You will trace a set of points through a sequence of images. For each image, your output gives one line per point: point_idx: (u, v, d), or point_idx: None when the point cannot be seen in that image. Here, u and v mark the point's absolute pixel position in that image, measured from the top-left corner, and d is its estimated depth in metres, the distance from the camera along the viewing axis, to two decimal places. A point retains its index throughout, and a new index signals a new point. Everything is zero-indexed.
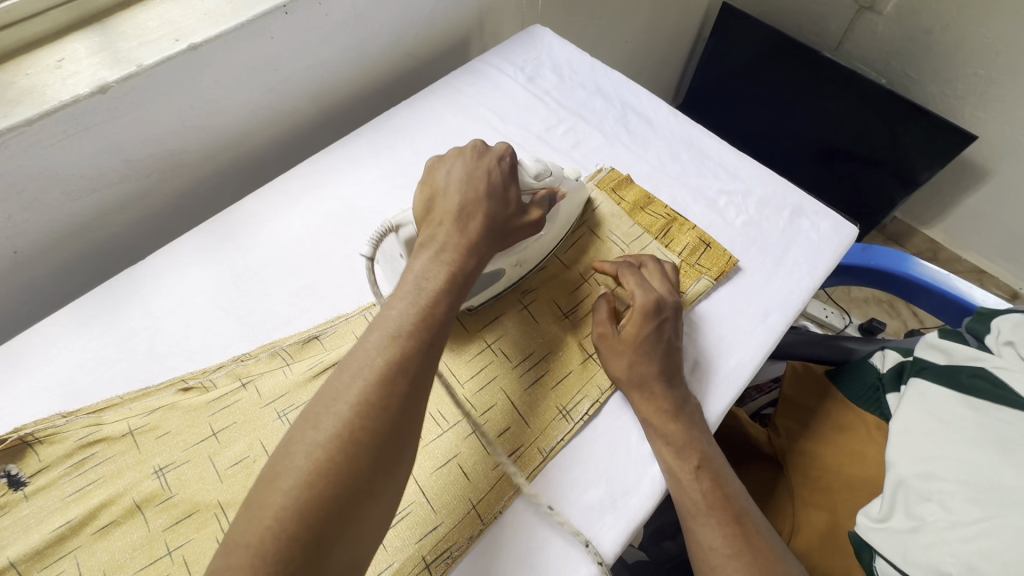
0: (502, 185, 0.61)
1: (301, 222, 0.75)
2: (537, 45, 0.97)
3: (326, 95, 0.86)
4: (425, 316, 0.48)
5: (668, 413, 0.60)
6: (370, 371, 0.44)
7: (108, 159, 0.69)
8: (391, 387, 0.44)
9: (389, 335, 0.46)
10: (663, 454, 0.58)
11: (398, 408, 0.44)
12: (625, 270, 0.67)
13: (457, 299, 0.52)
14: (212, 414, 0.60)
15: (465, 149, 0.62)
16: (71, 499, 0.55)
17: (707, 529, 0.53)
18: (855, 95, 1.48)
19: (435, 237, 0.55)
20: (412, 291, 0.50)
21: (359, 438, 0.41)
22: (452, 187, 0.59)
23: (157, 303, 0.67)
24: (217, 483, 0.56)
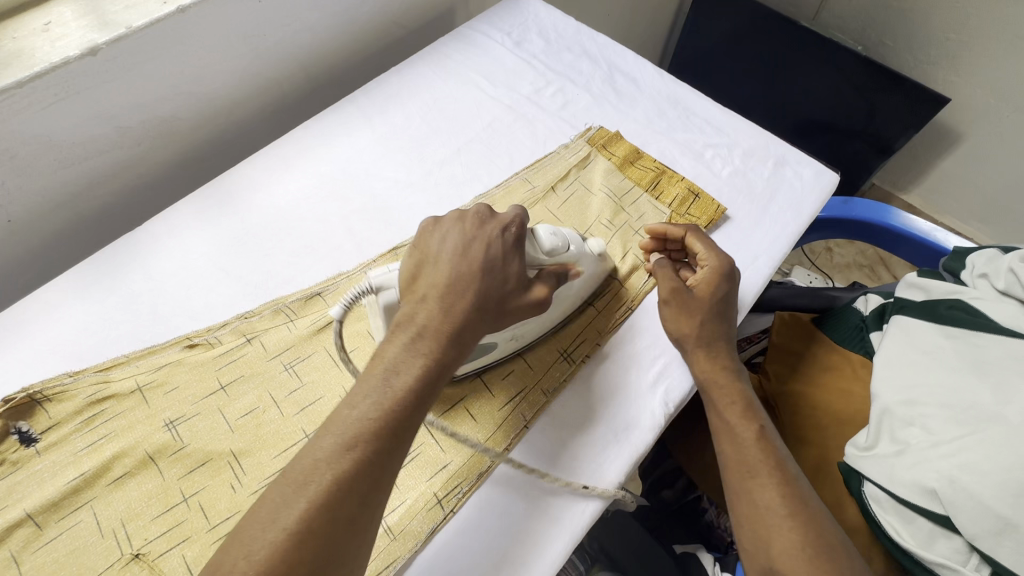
0: (502, 260, 0.54)
1: (296, 185, 0.76)
2: (522, 10, 0.98)
3: (314, 63, 0.87)
4: (388, 419, 0.44)
5: (729, 374, 0.61)
6: (315, 487, 0.41)
7: (100, 125, 0.68)
8: (339, 503, 0.41)
9: (342, 443, 0.43)
10: (725, 414, 0.58)
11: (348, 514, 0.41)
12: (697, 233, 0.68)
13: (427, 398, 0.47)
14: (219, 368, 0.61)
15: (466, 214, 0.55)
16: (83, 453, 0.55)
17: (766, 487, 0.52)
18: (832, 65, 1.51)
19: (413, 317, 0.50)
20: (379, 391, 0.45)
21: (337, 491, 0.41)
22: (443, 262, 0.52)
23: (157, 266, 0.68)
24: (228, 433, 0.58)
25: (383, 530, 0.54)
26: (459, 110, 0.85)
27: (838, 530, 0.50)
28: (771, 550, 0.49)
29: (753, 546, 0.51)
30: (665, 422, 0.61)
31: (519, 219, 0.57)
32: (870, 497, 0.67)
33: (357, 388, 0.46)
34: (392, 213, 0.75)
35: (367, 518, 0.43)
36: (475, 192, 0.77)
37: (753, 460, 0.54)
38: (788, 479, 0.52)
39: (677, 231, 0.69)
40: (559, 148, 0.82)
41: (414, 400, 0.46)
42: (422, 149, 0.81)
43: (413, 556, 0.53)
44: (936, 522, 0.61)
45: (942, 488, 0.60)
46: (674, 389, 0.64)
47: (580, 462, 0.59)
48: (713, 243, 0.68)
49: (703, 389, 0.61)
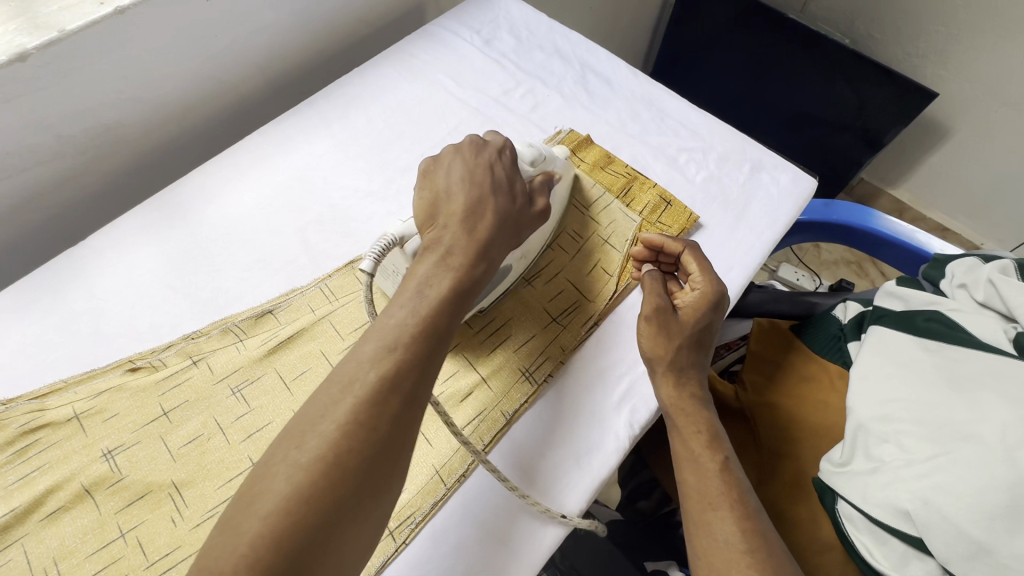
0: (506, 179, 0.57)
1: (251, 194, 0.72)
2: (492, 7, 0.94)
3: (273, 64, 0.83)
4: (425, 325, 0.45)
5: (696, 401, 0.60)
6: (361, 387, 0.40)
7: (37, 134, 0.64)
8: (389, 399, 0.41)
9: (384, 346, 0.43)
10: (690, 443, 0.57)
11: (398, 414, 0.41)
12: (695, 253, 0.64)
13: (460, 305, 0.49)
14: (162, 393, 0.58)
15: (462, 146, 0.58)
16: (14, 487, 0.52)
17: (725, 521, 0.51)
18: (821, 59, 1.48)
19: (440, 239, 0.51)
20: (414, 298, 0.46)
21: (365, 422, 0.39)
22: (453, 187, 0.55)
23: (101, 282, 0.64)
24: (170, 462, 0.55)
25: None
26: (424, 113, 0.81)
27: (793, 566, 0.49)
28: None
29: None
30: (628, 446, 0.59)
31: (508, 145, 0.61)
32: (844, 516, 0.65)
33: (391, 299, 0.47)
34: (351, 223, 0.71)
35: (413, 422, 0.42)
36: None
37: (714, 492, 0.53)
38: (748, 514, 0.51)
39: (675, 246, 0.66)
40: None
41: (446, 304, 0.47)
42: (385, 155, 0.77)
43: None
44: (909, 544, 0.59)
45: (916, 510, 0.58)
46: (639, 410, 0.62)
47: (538, 490, 0.57)
48: (708, 266, 0.64)
49: (669, 415, 0.60)
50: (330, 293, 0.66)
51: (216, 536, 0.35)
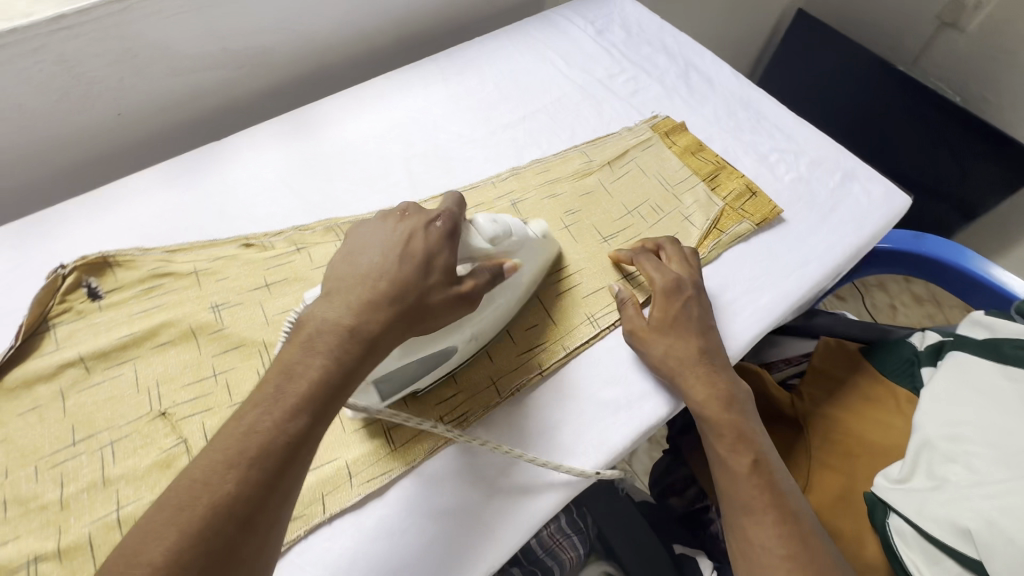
0: (425, 253, 0.48)
1: (368, 125, 0.80)
2: (609, 4, 1.01)
3: (406, 24, 0.93)
4: (273, 438, 0.38)
5: (721, 402, 0.58)
6: (186, 517, 0.35)
7: (212, 44, 0.76)
8: (215, 531, 0.35)
9: (223, 462, 0.37)
10: (716, 446, 0.58)
11: (227, 544, 0.35)
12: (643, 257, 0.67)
13: (328, 408, 0.41)
14: (268, 268, 0.65)
15: (389, 211, 0.51)
16: (137, 316, 0.60)
17: (763, 528, 0.52)
18: (922, 127, 1.49)
19: (314, 317, 0.43)
20: (266, 401, 0.39)
21: (184, 557, 0.34)
22: (360, 254, 0.47)
23: (233, 172, 0.74)
24: (264, 325, 0.61)
25: (387, 441, 0.56)
26: (532, 83, 0.88)
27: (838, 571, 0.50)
28: None
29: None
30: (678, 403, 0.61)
31: (455, 211, 0.52)
32: (895, 530, 0.62)
33: (250, 394, 0.40)
34: (451, 163, 0.78)
35: (253, 549, 0.37)
36: (532, 156, 0.79)
37: (746, 498, 0.54)
38: (784, 520, 0.52)
39: (626, 257, 0.68)
40: (622, 130, 0.82)
41: (308, 410, 0.39)
42: (490, 112, 0.84)
43: (412, 467, 0.55)
44: (965, 566, 0.56)
45: (978, 529, 0.55)
46: None
47: (583, 423, 0.59)
48: (666, 264, 0.66)
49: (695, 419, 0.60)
50: None
51: None
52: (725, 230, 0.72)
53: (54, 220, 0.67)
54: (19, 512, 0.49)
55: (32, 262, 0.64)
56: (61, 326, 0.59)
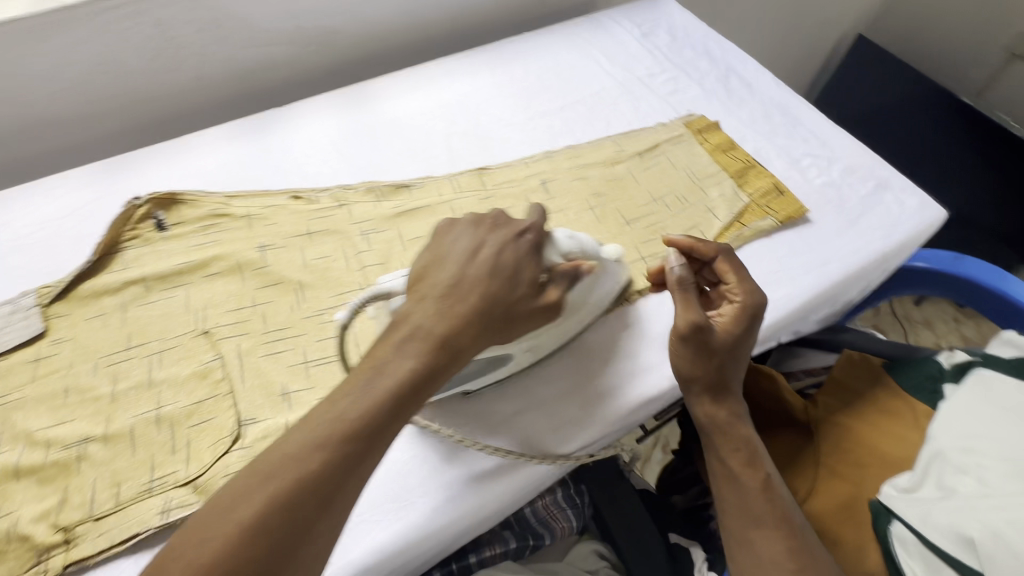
0: (515, 266, 0.51)
1: (417, 103, 0.86)
2: (658, 10, 1.04)
3: (463, 17, 0.99)
4: (360, 427, 0.41)
5: (734, 419, 0.61)
6: (274, 485, 0.39)
7: (286, 21, 0.84)
8: (298, 502, 0.39)
9: (313, 440, 0.40)
10: (728, 459, 0.59)
11: (306, 515, 0.39)
12: (730, 259, 0.62)
13: (412, 403, 0.44)
14: (312, 219, 0.71)
15: (481, 219, 0.54)
16: (194, 249, 0.67)
17: (772, 541, 0.54)
18: (989, 166, 1.43)
19: (409, 316, 0.47)
20: (358, 391, 0.43)
21: (268, 523, 0.37)
22: (452, 262, 0.50)
23: (291, 135, 0.81)
24: (301, 267, 0.67)
25: None
26: (574, 77, 0.92)
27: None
28: None
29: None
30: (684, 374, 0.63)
31: (540, 224, 0.55)
32: (896, 536, 0.60)
33: (341, 384, 0.44)
34: (489, 143, 0.82)
35: (328, 525, 0.40)
36: (566, 142, 0.83)
37: (757, 516, 0.56)
38: (794, 538, 0.55)
39: (707, 250, 0.63)
40: (656, 125, 0.85)
41: (394, 403, 0.43)
42: (531, 100, 0.88)
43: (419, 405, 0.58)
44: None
45: (982, 539, 0.54)
46: None
47: (588, 391, 0.62)
48: (743, 275, 0.62)
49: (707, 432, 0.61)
50: (457, 186, 0.76)
51: None
52: (747, 224, 0.73)
53: (135, 161, 0.76)
54: (77, 399, 0.56)
55: (112, 195, 0.72)
56: (130, 250, 0.67)
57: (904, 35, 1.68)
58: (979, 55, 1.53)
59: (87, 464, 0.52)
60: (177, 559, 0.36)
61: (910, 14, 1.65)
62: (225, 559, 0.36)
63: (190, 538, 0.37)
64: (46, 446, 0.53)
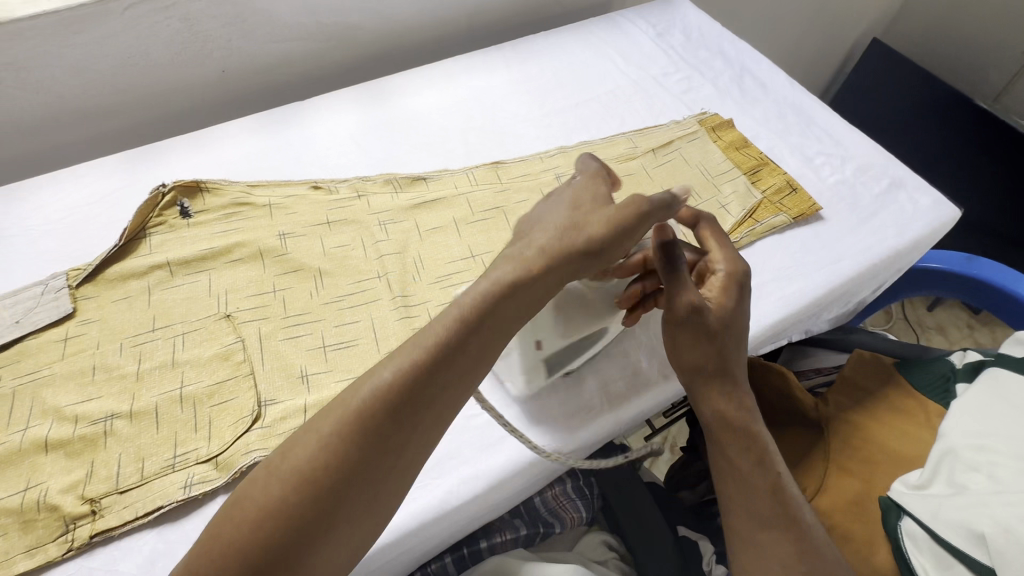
0: (599, 200, 0.55)
1: (435, 99, 0.88)
2: (672, 10, 1.05)
3: (480, 15, 1.01)
4: (439, 341, 0.44)
5: (744, 413, 0.58)
6: (355, 402, 0.42)
7: (308, 16, 0.86)
8: (372, 419, 0.41)
9: (393, 361, 0.43)
10: (736, 456, 0.57)
11: (379, 428, 0.41)
12: (713, 228, 0.61)
13: (493, 319, 0.47)
14: (331, 209, 0.73)
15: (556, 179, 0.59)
16: (217, 235, 0.69)
17: (778, 545, 0.53)
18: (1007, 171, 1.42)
19: (509, 251, 0.51)
20: (451, 311, 0.46)
21: (347, 441, 0.40)
22: (539, 210, 0.54)
23: (311, 128, 0.83)
24: (321, 255, 0.68)
25: None
26: (589, 75, 0.93)
27: None
28: None
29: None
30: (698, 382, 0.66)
31: (609, 171, 0.58)
32: (906, 532, 0.60)
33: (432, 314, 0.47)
34: (504, 137, 0.84)
35: (404, 440, 0.42)
36: (580, 139, 0.84)
37: (765, 517, 0.54)
38: (803, 542, 0.53)
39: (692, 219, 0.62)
40: (670, 122, 0.86)
41: (475, 318, 0.45)
42: (546, 97, 0.90)
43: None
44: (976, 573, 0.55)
45: (993, 535, 0.54)
46: None
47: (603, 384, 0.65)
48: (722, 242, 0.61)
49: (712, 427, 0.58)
50: (473, 179, 0.78)
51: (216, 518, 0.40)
52: (760, 220, 0.74)
53: (161, 150, 0.78)
54: (104, 377, 0.58)
55: (138, 183, 0.74)
56: (155, 235, 0.69)
57: (919, 40, 1.68)
58: (996, 59, 1.52)
59: (113, 439, 0.54)
60: (269, 475, 0.39)
61: (926, 18, 1.64)
62: (301, 480, 0.39)
63: (275, 458, 0.41)
64: (74, 421, 0.55)
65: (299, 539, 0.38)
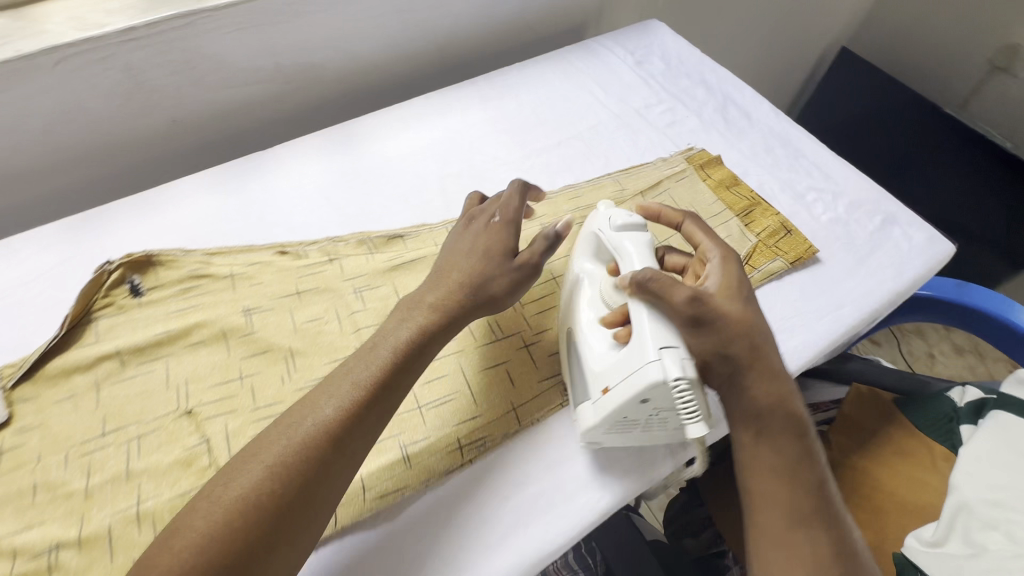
0: (488, 249, 0.57)
1: (407, 143, 0.82)
2: (650, 35, 1.02)
3: (450, 46, 0.96)
4: (369, 387, 0.48)
5: (790, 405, 0.52)
6: (305, 431, 0.45)
7: (263, 58, 0.80)
8: (317, 450, 0.45)
9: (334, 398, 0.47)
10: (783, 445, 0.50)
11: (325, 461, 0.45)
12: (693, 221, 0.61)
13: (410, 368, 0.51)
14: (301, 276, 0.67)
15: (469, 219, 0.61)
16: (173, 315, 0.62)
17: (817, 550, 0.47)
18: (976, 175, 1.43)
19: (416, 299, 0.55)
20: (371, 354, 0.50)
21: (294, 465, 0.44)
22: (447, 255, 0.58)
23: (274, 182, 0.76)
24: (292, 332, 0.63)
25: (403, 457, 0.55)
26: (569, 110, 0.89)
27: None
28: None
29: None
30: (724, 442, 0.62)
31: (510, 208, 0.60)
32: None
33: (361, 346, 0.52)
34: (484, 184, 0.79)
35: (340, 466, 0.46)
36: (564, 182, 0.80)
37: (806, 516, 0.48)
38: (843, 550, 0.47)
39: (672, 216, 0.63)
40: (656, 160, 0.83)
41: (398, 362, 0.50)
42: (526, 136, 0.85)
43: (446, 474, 0.55)
44: None
45: None
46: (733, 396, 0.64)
47: (605, 457, 0.58)
48: (712, 236, 0.60)
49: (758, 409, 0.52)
50: None
51: (152, 547, 0.41)
52: (758, 267, 0.70)
53: (105, 216, 0.71)
54: (46, 497, 0.51)
55: (80, 256, 0.67)
56: (102, 319, 0.62)
57: (886, 47, 1.69)
58: (961, 67, 1.54)
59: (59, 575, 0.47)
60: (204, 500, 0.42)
61: (892, 27, 1.65)
62: (245, 499, 0.42)
63: (214, 485, 0.43)
64: (12, 555, 0.48)
65: (242, 560, 0.40)
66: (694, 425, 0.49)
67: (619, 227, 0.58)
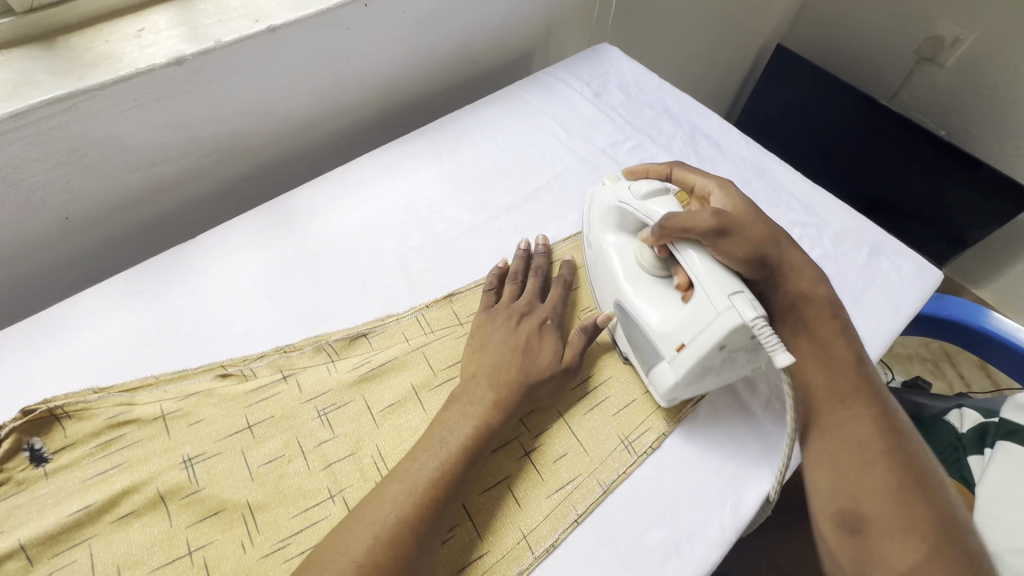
0: (538, 354, 0.58)
1: (357, 215, 0.72)
2: (603, 62, 0.96)
3: (389, 94, 0.86)
4: (448, 469, 0.49)
5: (825, 303, 0.61)
6: (403, 503, 0.46)
7: (170, 134, 0.67)
8: (400, 543, 0.44)
9: (407, 489, 0.47)
10: (820, 331, 0.59)
11: (402, 561, 0.44)
12: (683, 167, 0.68)
13: (478, 457, 0.51)
14: (249, 405, 0.56)
15: (511, 311, 0.62)
16: (92, 482, 0.50)
17: (860, 412, 0.54)
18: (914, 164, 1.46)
19: (465, 391, 0.55)
20: (438, 447, 0.50)
21: (386, 547, 0.43)
22: (492, 350, 0.58)
23: (203, 284, 0.64)
24: (247, 481, 0.52)
25: None
26: (530, 157, 0.81)
27: (931, 466, 0.51)
28: (860, 483, 0.50)
29: (832, 481, 0.51)
30: (771, 502, 0.55)
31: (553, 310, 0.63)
32: None
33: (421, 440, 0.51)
34: (450, 256, 0.70)
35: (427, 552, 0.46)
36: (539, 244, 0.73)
37: (847, 388, 0.56)
38: (884, 415, 0.54)
39: (660, 168, 0.69)
40: None
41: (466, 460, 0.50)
42: (489, 192, 0.77)
43: None
44: None
45: None
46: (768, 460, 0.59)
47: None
48: (702, 173, 0.68)
49: (797, 305, 0.61)
50: (426, 324, 0.64)
51: None
52: None
53: None
54: None
55: None
56: None
57: (818, 42, 1.72)
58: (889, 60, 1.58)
59: None
60: None
61: (821, 22, 1.68)
62: None
63: None
64: None
65: None
66: (781, 354, 0.46)
67: (644, 195, 0.61)
